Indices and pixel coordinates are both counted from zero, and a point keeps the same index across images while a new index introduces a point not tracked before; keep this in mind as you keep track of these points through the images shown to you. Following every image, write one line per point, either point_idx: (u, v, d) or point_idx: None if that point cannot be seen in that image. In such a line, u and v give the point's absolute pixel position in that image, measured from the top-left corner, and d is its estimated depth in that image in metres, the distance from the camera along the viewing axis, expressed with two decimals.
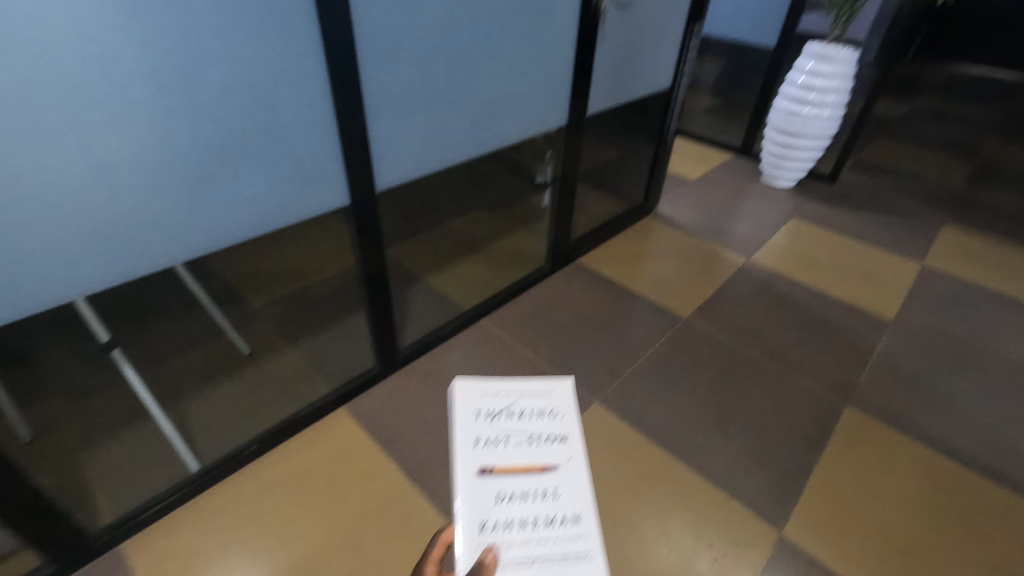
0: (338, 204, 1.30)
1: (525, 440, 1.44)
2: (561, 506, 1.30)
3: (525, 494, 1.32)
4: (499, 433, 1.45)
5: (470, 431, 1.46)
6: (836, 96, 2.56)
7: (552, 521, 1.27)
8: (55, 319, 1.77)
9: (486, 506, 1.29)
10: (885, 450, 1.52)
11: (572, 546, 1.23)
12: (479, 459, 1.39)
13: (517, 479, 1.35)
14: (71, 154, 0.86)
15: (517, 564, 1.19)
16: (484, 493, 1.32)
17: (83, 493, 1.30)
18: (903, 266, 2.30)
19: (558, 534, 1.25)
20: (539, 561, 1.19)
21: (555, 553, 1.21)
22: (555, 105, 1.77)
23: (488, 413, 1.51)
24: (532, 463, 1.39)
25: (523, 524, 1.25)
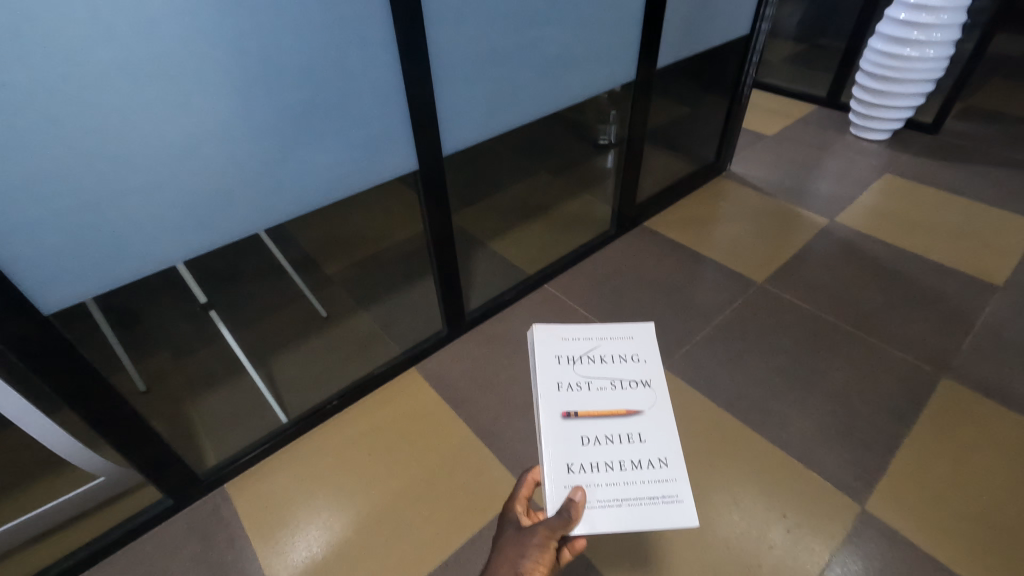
0: (407, 169, 1.32)
1: (611, 383, 1.02)
2: (656, 455, 0.91)
3: (611, 438, 0.94)
4: (581, 375, 1.02)
5: (543, 372, 1.02)
6: (944, 33, 2.26)
7: (644, 469, 0.90)
8: (159, 283, 1.95)
9: (561, 451, 0.92)
10: (987, 425, 1.39)
11: (667, 496, 0.86)
12: (554, 401, 0.99)
13: (600, 424, 0.96)
14: (163, 129, 0.91)
15: (606, 507, 0.85)
16: (556, 441, 0.93)
17: (191, 438, 1.45)
18: (1019, 225, 2.05)
19: (651, 482, 0.88)
20: (633, 505, 0.86)
21: (649, 500, 0.86)
22: (623, 58, 1.68)
23: (568, 354, 1.06)
24: (617, 406, 0.99)
25: (611, 466, 0.90)
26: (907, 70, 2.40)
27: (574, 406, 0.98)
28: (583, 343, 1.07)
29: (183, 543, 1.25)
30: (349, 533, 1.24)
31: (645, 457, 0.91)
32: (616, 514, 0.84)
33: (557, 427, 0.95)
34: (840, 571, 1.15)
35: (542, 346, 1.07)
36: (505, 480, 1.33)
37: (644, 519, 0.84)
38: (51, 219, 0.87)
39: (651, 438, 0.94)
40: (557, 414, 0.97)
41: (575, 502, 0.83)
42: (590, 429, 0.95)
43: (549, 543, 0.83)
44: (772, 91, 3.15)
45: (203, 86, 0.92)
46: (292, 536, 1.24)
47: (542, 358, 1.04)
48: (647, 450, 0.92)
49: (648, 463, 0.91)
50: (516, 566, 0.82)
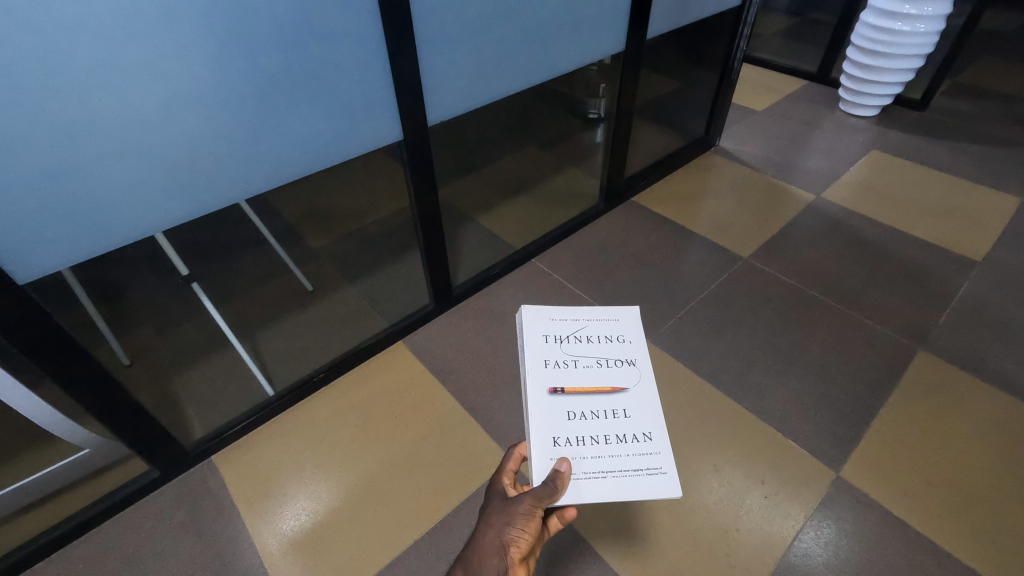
0: (391, 139, 1.30)
1: (598, 361, 1.03)
2: (641, 430, 0.93)
3: (596, 414, 0.96)
4: (568, 353, 1.03)
5: (530, 349, 1.03)
6: (936, 7, 2.25)
7: (628, 443, 0.92)
8: (140, 256, 1.92)
9: (548, 426, 0.93)
10: (960, 395, 1.44)
11: (652, 468, 0.89)
12: (541, 377, 1.00)
13: (585, 400, 0.98)
14: (135, 97, 0.88)
15: (591, 479, 0.87)
16: (544, 415, 0.94)
17: (177, 411, 1.44)
18: (999, 201, 2.07)
19: (636, 455, 0.90)
20: (618, 477, 0.88)
21: (633, 472, 0.88)
22: (612, 29, 1.65)
23: (556, 333, 1.06)
24: (603, 383, 1.00)
25: (597, 440, 0.92)
26: (898, 45, 2.39)
27: (560, 382, 0.99)
28: (570, 324, 1.07)
29: (171, 514, 1.26)
30: (338, 502, 1.26)
31: (630, 431, 0.94)
32: (601, 486, 0.86)
33: (544, 402, 0.96)
34: (814, 535, 1.20)
35: (530, 326, 1.06)
36: (491, 450, 1.35)
37: (628, 490, 0.86)
38: (21, 187, 0.84)
39: (636, 414, 0.96)
40: (544, 389, 0.98)
41: (560, 472, 0.86)
42: (576, 405, 0.97)
43: (536, 510, 0.84)
44: (764, 66, 3.13)
45: (175, 53, 0.88)
46: (280, 506, 1.26)
47: (529, 336, 1.04)
48: (632, 424, 0.95)
49: (632, 437, 0.93)
50: (503, 534, 0.83)
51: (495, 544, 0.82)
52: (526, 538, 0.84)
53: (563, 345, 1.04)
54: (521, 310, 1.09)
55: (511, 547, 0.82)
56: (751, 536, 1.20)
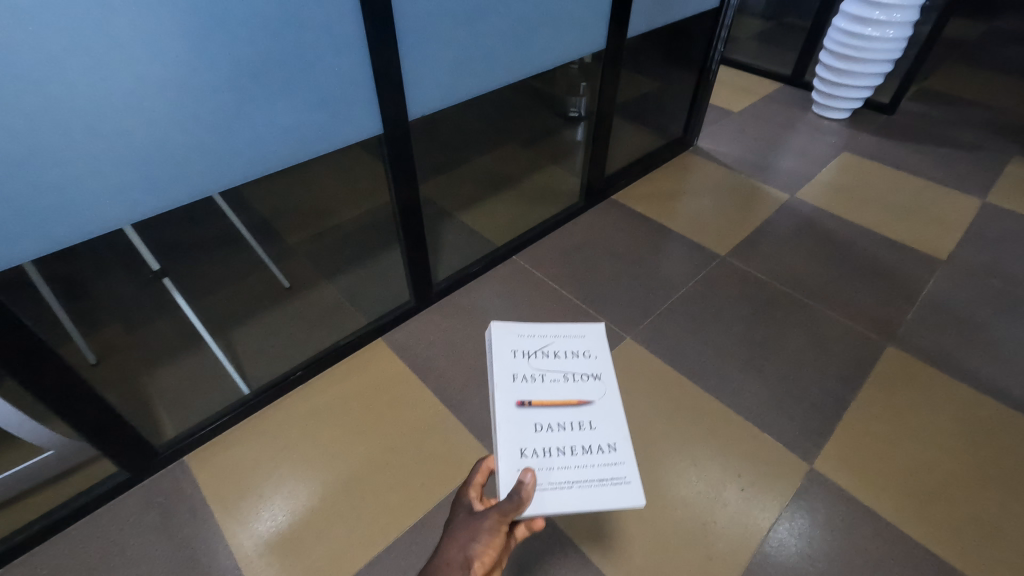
0: (371, 133, 1.28)
1: (565, 375, 1.07)
2: (606, 441, 0.97)
3: (562, 425, 0.99)
4: (535, 367, 1.07)
5: (499, 363, 1.07)
6: (904, 14, 2.30)
7: (593, 454, 0.95)
8: (107, 251, 1.85)
9: (514, 438, 0.95)
10: (925, 388, 1.49)
11: (617, 478, 0.91)
12: (508, 392, 1.03)
13: (551, 413, 1.00)
14: (103, 88, 0.85)
15: (558, 488, 0.89)
16: (510, 427, 0.97)
17: (147, 411, 1.40)
18: (962, 203, 2.15)
19: (601, 465, 0.93)
20: (584, 486, 0.90)
21: (600, 482, 0.91)
22: (593, 28, 1.66)
23: (522, 348, 1.11)
24: (569, 397, 1.04)
25: (564, 451, 0.95)
26: (868, 50, 2.45)
27: (528, 396, 1.02)
28: (537, 336, 1.13)
29: (141, 517, 1.22)
30: (315, 503, 1.24)
31: (595, 442, 0.97)
32: (567, 496, 0.88)
33: (511, 415, 0.99)
34: (789, 526, 1.22)
35: (498, 341, 1.11)
36: (472, 447, 1.34)
37: (595, 499, 0.88)
38: None
39: (601, 425, 1.00)
40: (512, 402, 1.01)
41: (524, 484, 0.83)
42: (542, 417, 0.99)
43: (501, 526, 0.84)
44: (740, 68, 3.19)
45: (144, 43, 0.86)
46: (255, 506, 1.23)
47: (496, 351, 1.10)
48: (597, 436, 0.98)
49: (599, 448, 0.96)
50: (466, 549, 0.82)
51: (458, 560, 0.81)
52: (491, 553, 0.84)
53: (530, 360, 1.08)
54: (489, 325, 1.14)
55: (474, 562, 0.82)
56: (728, 528, 1.22)
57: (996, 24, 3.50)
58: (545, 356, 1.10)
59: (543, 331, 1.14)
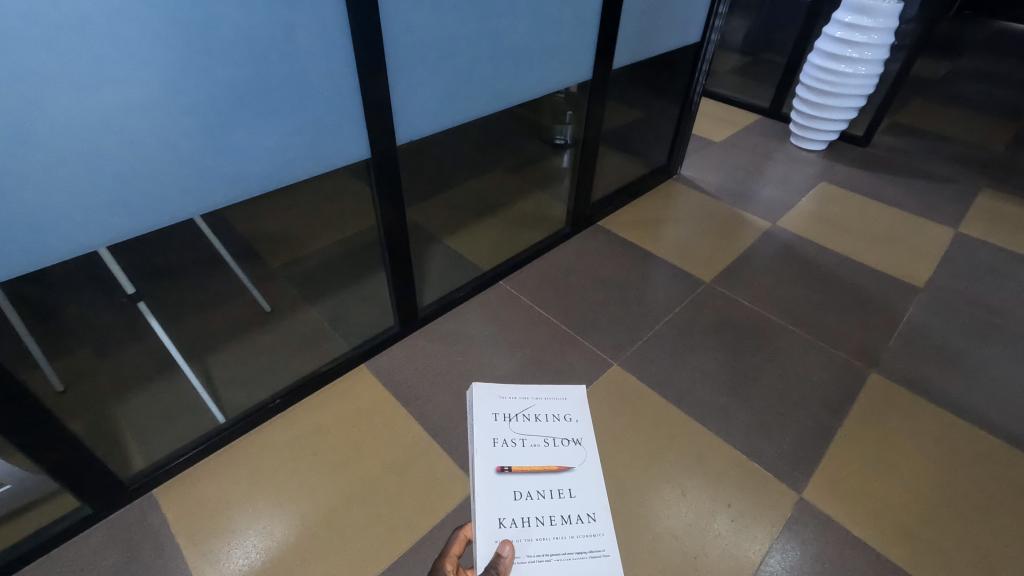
0: (359, 157, 1.28)
1: (545, 440, 1.29)
2: (586, 512, 1.17)
3: (542, 492, 1.18)
4: (516, 433, 1.29)
5: (482, 430, 1.29)
6: (875, 52, 2.42)
7: (574, 524, 1.14)
8: (80, 273, 1.79)
9: (499, 506, 1.14)
10: (909, 416, 1.50)
11: (596, 551, 1.12)
12: (492, 457, 1.23)
13: (531, 479, 1.20)
14: (82, 105, 0.84)
15: (536, 560, 1.06)
16: (495, 494, 1.16)
17: (114, 441, 1.33)
18: (936, 233, 2.21)
19: (581, 537, 1.13)
20: (561, 558, 1.08)
21: (578, 554, 1.10)
22: (579, 59, 1.70)
23: (505, 413, 1.34)
24: (549, 464, 1.24)
25: (543, 521, 1.13)
26: (842, 85, 2.55)
27: (507, 462, 1.22)
28: (520, 404, 1.36)
29: (103, 555, 1.15)
30: (292, 537, 1.18)
31: (575, 512, 1.17)
32: (545, 567, 1.06)
33: (496, 481, 1.19)
34: (780, 558, 1.20)
35: (481, 407, 1.35)
36: (457, 478, 1.30)
37: (573, 569, 1.07)
38: None
39: (579, 494, 1.20)
40: (493, 468, 1.20)
41: (501, 558, 0.93)
42: (521, 484, 1.19)
43: None
44: (721, 101, 3.29)
45: (129, 61, 0.85)
46: (227, 543, 1.17)
47: (482, 417, 1.32)
48: (576, 504, 1.18)
49: (578, 518, 1.16)
50: None
51: None
52: None
53: (511, 425, 1.31)
54: (472, 390, 1.38)
55: None
56: (719, 561, 1.19)
57: (960, 63, 3.68)
58: (524, 421, 1.32)
59: (522, 400, 1.38)
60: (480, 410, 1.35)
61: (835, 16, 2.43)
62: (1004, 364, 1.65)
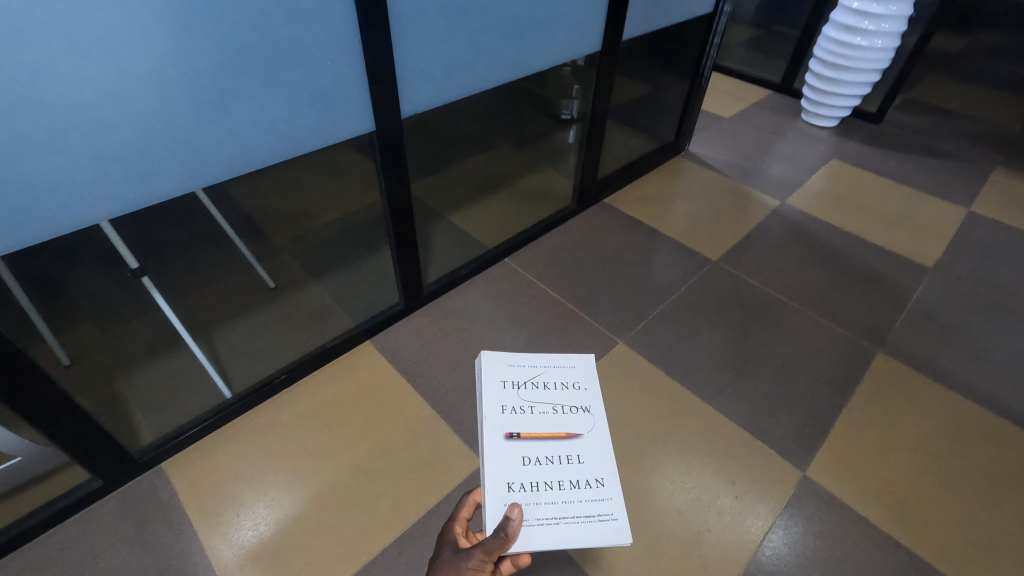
0: (363, 131, 1.25)
1: (554, 407, 1.22)
2: (594, 477, 1.12)
3: (551, 459, 1.13)
4: (525, 399, 1.22)
5: (490, 395, 1.22)
6: (892, 24, 2.33)
7: (581, 489, 1.10)
8: (84, 248, 1.78)
9: (506, 472, 1.10)
10: (916, 395, 1.49)
11: (604, 515, 1.07)
12: (500, 423, 1.17)
13: (539, 445, 1.15)
14: (76, 75, 0.81)
15: (543, 524, 1.03)
16: (502, 460, 1.11)
17: (123, 415, 1.34)
18: (947, 212, 2.18)
19: (589, 502, 1.08)
20: (568, 522, 1.04)
21: (586, 518, 1.06)
22: (589, 30, 1.65)
23: (513, 379, 1.26)
24: (558, 430, 1.18)
25: (551, 486, 1.09)
26: (858, 58, 2.47)
27: (517, 428, 1.16)
28: (528, 371, 1.28)
29: (115, 526, 1.16)
30: (300, 510, 1.20)
31: (583, 478, 1.12)
32: (553, 531, 1.02)
33: (503, 447, 1.13)
34: (782, 533, 1.21)
35: (490, 372, 1.26)
36: (462, 453, 1.31)
37: (580, 534, 1.03)
38: None
39: (588, 460, 1.15)
40: (501, 435, 1.15)
41: (511, 521, 0.90)
42: (530, 450, 1.14)
43: (486, 565, 0.86)
44: (731, 76, 3.22)
45: (123, 29, 0.81)
46: (236, 514, 1.19)
47: (489, 382, 1.24)
48: (584, 470, 1.13)
49: (585, 483, 1.11)
50: None
51: None
52: None
53: (520, 391, 1.24)
54: (480, 355, 1.29)
55: None
56: (722, 536, 1.21)
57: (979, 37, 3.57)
58: (533, 388, 1.25)
59: (532, 366, 1.30)
60: (487, 375, 1.27)
61: None
62: (1012, 345, 1.64)
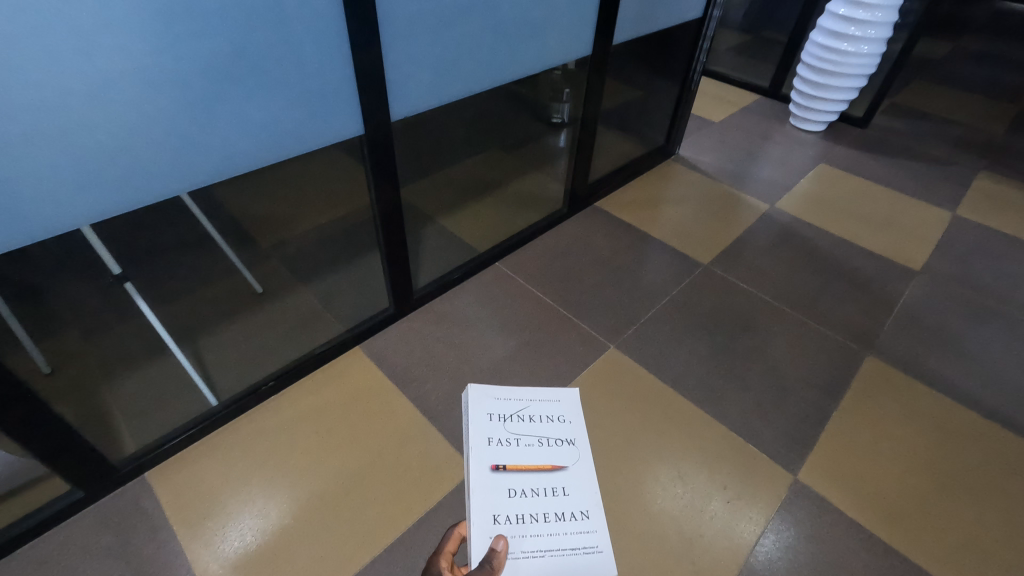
0: (351, 134, 1.23)
1: (539, 440, 1.30)
2: (579, 508, 1.21)
3: (537, 491, 1.21)
4: (511, 432, 1.30)
5: (477, 428, 1.30)
6: (878, 30, 2.37)
7: (568, 520, 1.18)
8: (65, 253, 1.74)
9: (492, 503, 1.17)
10: (904, 398, 1.50)
11: (589, 547, 1.15)
12: (486, 455, 1.25)
13: (525, 477, 1.22)
14: (53, 73, 0.78)
15: (529, 556, 1.10)
16: (490, 491, 1.18)
17: (106, 424, 1.31)
18: (933, 215, 2.21)
19: (575, 533, 1.16)
20: (554, 554, 1.12)
21: (573, 550, 1.14)
22: (579, 33, 1.65)
23: (499, 412, 1.35)
24: (544, 463, 1.26)
25: (536, 518, 1.16)
26: (844, 64, 2.50)
27: (502, 460, 1.24)
28: (514, 405, 1.37)
29: (96, 539, 1.13)
30: (289, 519, 1.18)
31: (569, 509, 1.20)
32: (539, 563, 1.09)
33: (489, 479, 1.21)
34: (774, 537, 1.21)
35: (477, 406, 1.35)
36: (453, 460, 1.30)
37: (567, 564, 1.11)
38: None
39: (573, 491, 1.23)
40: (487, 467, 1.22)
41: (497, 553, 0.91)
42: (516, 482, 1.21)
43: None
44: (722, 81, 3.23)
45: (103, 26, 0.79)
46: (223, 524, 1.16)
47: (476, 415, 1.33)
48: (570, 502, 1.21)
49: (571, 515, 1.19)
50: None
51: None
52: None
53: (506, 425, 1.32)
54: (466, 389, 1.39)
55: None
56: (715, 542, 1.20)
57: (962, 43, 3.63)
58: (519, 422, 1.33)
59: (516, 402, 1.38)
60: (475, 410, 1.36)
61: None
62: (997, 347, 1.66)
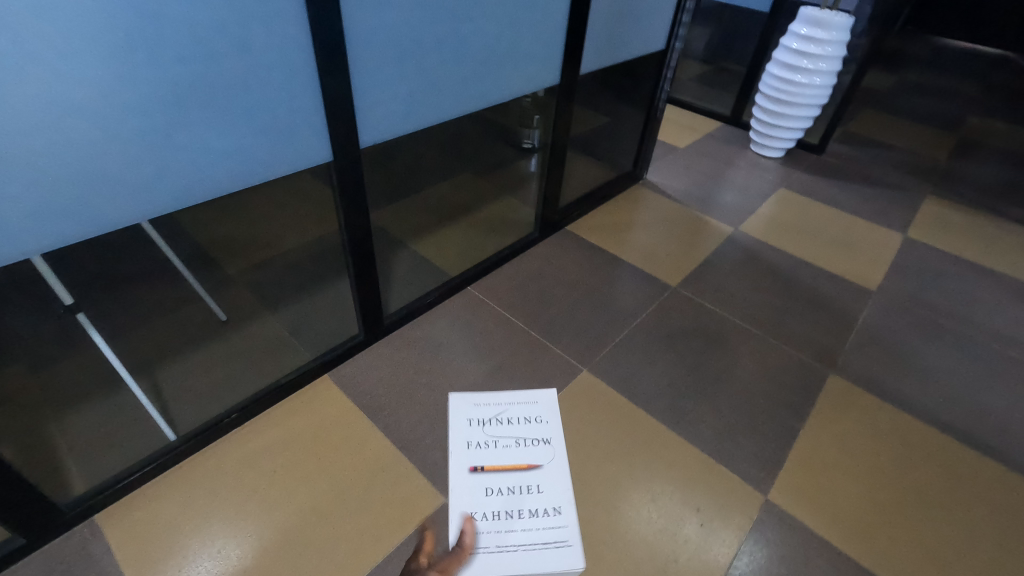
0: (321, 160, 1.23)
1: (516, 441, 1.39)
2: (552, 505, 1.27)
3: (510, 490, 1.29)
4: (488, 435, 1.39)
5: (457, 433, 1.38)
6: (829, 63, 2.51)
7: (540, 516, 1.24)
8: (15, 282, 1.66)
9: (468, 502, 1.26)
10: (866, 415, 1.55)
11: (560, 542, 1.20)
12: (465, 457, 1.34)
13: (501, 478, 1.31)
14: (2, 98, 0.76)
15: (502, 551, 1.18)
16: (467, 490, 1.27)
17: (53, 464, 1.23)
18: (886, 237, 2.31)
19: (548, 529, 1.22)
20: (525, 548, 1.19)
21: (543, 545, 1.20)
22: (547, 63, 1.69)
23: (479, 417, 1.43)
24: (519, 463, 1.34)
25: (509, 515, 1.24)
26: (799, 94, 2.63)
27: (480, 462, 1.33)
28: (493, 408, 1.46)
29: None
30: (250, 560, 1.12)
31: (542, 506, 1.26)
32: (510, 557, 1.17)
33: (467, 479, 1.30)
34: (748, 559, 1.22)
35: (457, 412, 1.43)
36: (425, 490, 1.27)
37: (536, 559, 1.17)
38: None
39: (547, 489, 1.30)
40: (465, 468, 1.31)
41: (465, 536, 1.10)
42: (491, 482, 1.30)
43: None
44: (682, 108, 3.41)
45: (58, 51, 0.78)
46: (180, 567, 1.10)
47: (456, 421, 1.41)
48: (544, 500, 1.28)
49: (544, 511, 1.25)
50: None
51: None
52: None
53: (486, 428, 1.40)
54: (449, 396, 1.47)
55: None
56: (690, 566, 1.20)
57: (905, 76, 3.88)
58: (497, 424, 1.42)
59: (495, 407, 1.46)
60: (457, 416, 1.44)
61: (791, 28, 2.51)
62: (949, 363, 1.73)
